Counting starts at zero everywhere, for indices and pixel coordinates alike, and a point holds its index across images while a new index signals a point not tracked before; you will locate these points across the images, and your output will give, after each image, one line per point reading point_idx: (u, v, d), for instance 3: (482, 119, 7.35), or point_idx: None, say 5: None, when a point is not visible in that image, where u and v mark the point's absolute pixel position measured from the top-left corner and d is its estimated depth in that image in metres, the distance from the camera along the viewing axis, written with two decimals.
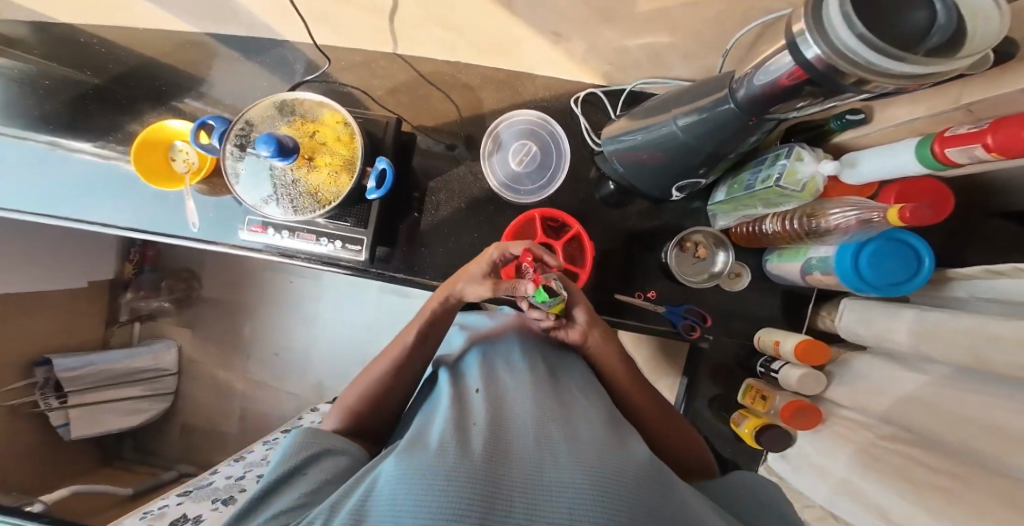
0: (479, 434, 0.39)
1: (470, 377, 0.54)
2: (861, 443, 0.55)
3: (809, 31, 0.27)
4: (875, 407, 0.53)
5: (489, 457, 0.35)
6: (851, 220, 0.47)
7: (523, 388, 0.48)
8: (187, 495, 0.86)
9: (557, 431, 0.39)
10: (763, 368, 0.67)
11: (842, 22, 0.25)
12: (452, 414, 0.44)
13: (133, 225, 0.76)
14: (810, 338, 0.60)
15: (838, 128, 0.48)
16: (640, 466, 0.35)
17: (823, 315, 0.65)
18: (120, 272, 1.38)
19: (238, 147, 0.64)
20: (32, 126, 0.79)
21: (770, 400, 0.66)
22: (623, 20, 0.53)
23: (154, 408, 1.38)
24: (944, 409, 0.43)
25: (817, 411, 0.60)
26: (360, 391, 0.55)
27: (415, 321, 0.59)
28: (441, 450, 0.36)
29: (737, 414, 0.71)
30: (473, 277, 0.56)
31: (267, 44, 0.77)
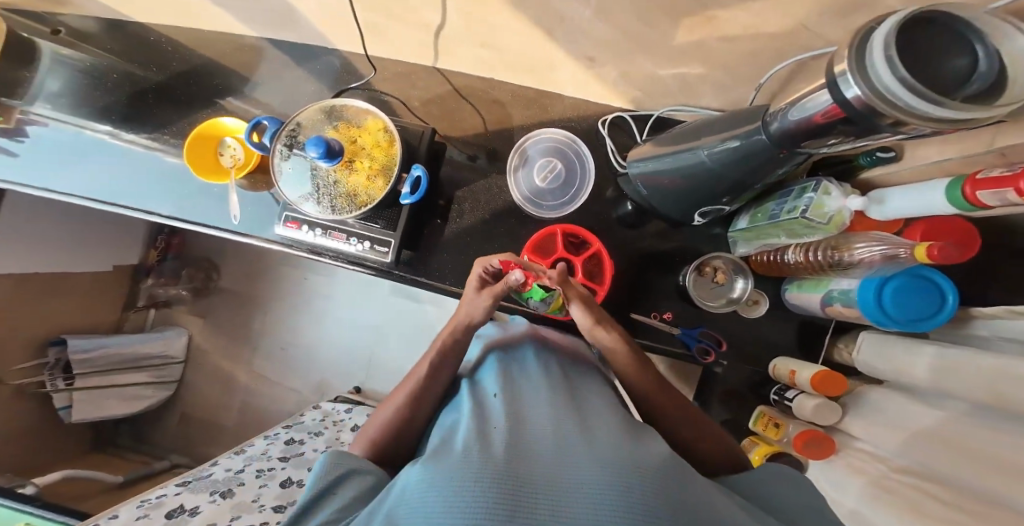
0: (501, 437, 0.39)
1: (487, 385, 0.54)
2: (874, 477, 0.54)
3: (853, 72, 0.29)
4: (892, 442, 0.53)
5: (512, 457, 0.36)
6: (877, 255, 0.49)
7: (544, 393, 0.48)
8: (186, 486, 0.83)
9: (578, 432, 0.40)
10: (777, 395, 0.68)
11: (884, 65, 0.26)
12: (473, 419, 0.45)
13: (172, 213, 0.80)
14: (826, 369, 0.60)
15: (867, 165, 0.51)
16: (660, 463, 0.35)
17: (840, 348, 0.65)
18: (144, 258, 1.42)
19: (287, 147, 0.68)
20: (92, 116, 0.85)
21: (783, 428, 0.65)
22: (660, 50, 0.55)
23: (156, 396, 1.38)
24: (964, 448, 0.43)
25: (830, 442, 0.59)
26: (385, 419, 0.55)
27: (430, 351, 0.60)
28: (464, 454, 0.37)
29: (748, 440, 0.71)
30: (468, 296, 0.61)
31: (314, 51, 0.80)
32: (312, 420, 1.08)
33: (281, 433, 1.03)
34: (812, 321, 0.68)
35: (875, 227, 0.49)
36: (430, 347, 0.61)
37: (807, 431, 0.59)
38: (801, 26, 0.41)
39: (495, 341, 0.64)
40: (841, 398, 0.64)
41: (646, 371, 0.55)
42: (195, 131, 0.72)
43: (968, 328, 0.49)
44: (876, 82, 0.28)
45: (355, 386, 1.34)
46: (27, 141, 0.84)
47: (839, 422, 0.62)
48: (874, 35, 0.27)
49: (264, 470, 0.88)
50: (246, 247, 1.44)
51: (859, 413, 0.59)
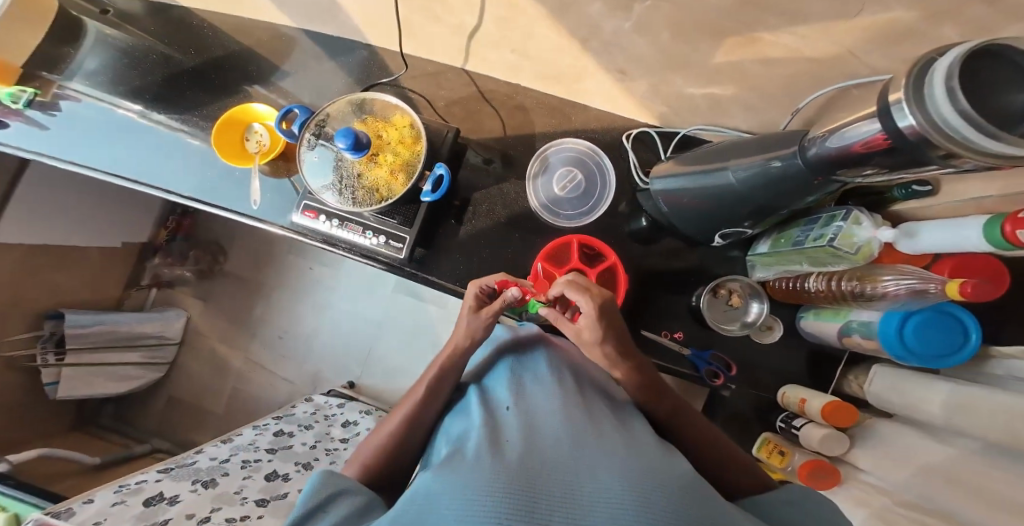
0: (514, 447, 0.39)
1: (498, 393, 0.53)
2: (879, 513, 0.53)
3: (909, 102, 0.30)
4: (898, 479, 0.52)
5: (526, 465, 0.35)
6: (904, 289, 0.49)
7: (558, 402, 0.47)
8: (167, 473, 0.80)
9: (592, 442, 0.39)
10: (784, 423, 0.66)
11: (944, 95, 0.26)
12: (483, 427, 0.44)
13: (192, 193, 0.79)
14: (837, 399, 0.59)
15: (901, 197, 0.53)
16: (676, 477, 0.35)
17: (849, 379, 0.64)
18: (153, 237, 1.42)
19: (315, 136, 0.69)
20: (126, 94, 0.85)
21: (789, 456, 0.64)
22: (695, 68, 0.55)
23: (145, 377, 1.36)
24: (972, 489, 0.42)
25: (836, 473, 0.58)
26: (379, 441, 0.54)
27: (436, 360, 0.60)
28: (477, 462, 0.36)
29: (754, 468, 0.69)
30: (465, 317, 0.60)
31: (347, 44, 0.81)
32: (303, 412, 1.05)
33: (270, 423, 1.00)
34: (825, 351, 0.67)
35: (901, 261, 0.50)
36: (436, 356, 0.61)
37: (813, 461, 0.57)
38: (849, 53, 0.42)
39: (502, 344, 0.63)
40: (848, 430, 0.63)
41: (649, 388, 0.53)
42: (223, 118, 0.73)
43: (985, 367, 0.48)
44: (934, 113, 0.28)
45: (349, 381, 1.32)
46: (58, 115, 0.84)
47: (845, 454, 0.61)
48: (939, 65, 0.27)
49: (250, 461, 0.86)
50: (255, 234, 1.43)
51: (865, 446, 0.58)
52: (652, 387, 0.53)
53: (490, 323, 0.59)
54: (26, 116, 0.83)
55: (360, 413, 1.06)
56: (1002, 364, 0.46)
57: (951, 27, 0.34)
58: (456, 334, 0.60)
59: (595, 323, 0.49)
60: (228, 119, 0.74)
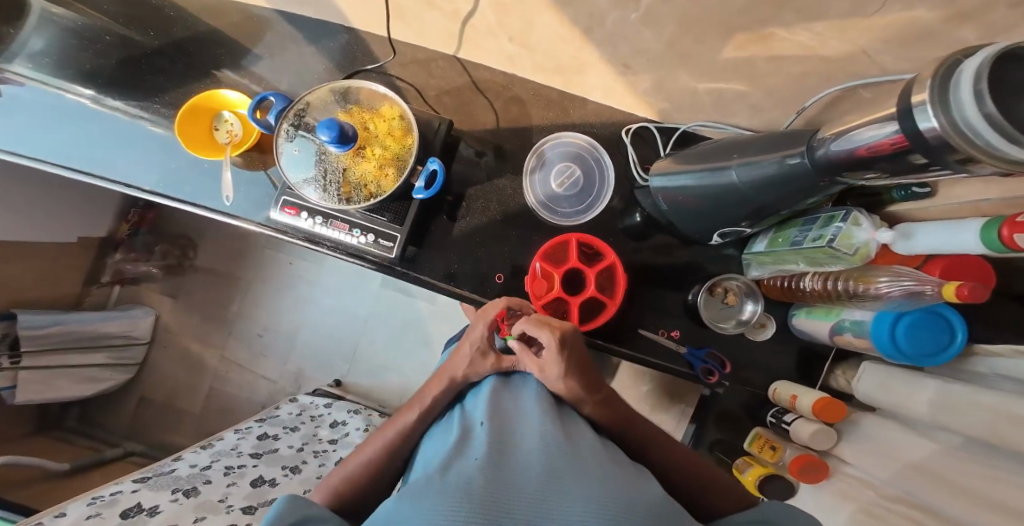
0: (483, 465, 0.38)
1: (476, 409, 0.51)
2: (865, 504, 0.55)
3: (933, 104, 0.30)
4: (882, 470, 0.54)
5: (494, 496, 0.34)
6: (900, 290, 0.49)
7: (535, 418, 0.46)
8: (145, 482, 0.76)
9: (565, 465, 0.38)
10: (774, 418, 0.67)
11: (971, 98, 0.26)
12: (455, 446, 0.43)
13: (155, 188, 0.73)
14: (827, 395, 0.60)
15: (899, 198, 0.54)
16: (650, 511, 0.34)
17: (837, 374, 0.67)
18: (113, 231, 1.33)
19: (293, 127, 0.63)
20: (76, 79, 0.78)
21: (780, 451, 0.65)
22: (701, 65, 0.54)
23: (113, 378, 1.29)
24: (951, 481, 0.45)
25: (825, 467, 0.60)
26: (352, 470, 0.54)
27: (437, 384, 0.58)
28: (441, 488, 0.35)
29: (742, 460, 0.69)
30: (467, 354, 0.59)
31: (329, 27, 0.75)
32: (288, 414, 1.02)
33: (253, 427, 0.96)
34: (814, 348, 0.69)
35: (897, 262, 0.51)
36: (433, 379, 0.60)
37: (804, 457, 0.59)
38: (862, 52, 0.42)
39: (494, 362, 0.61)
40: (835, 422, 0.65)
41: (619, 421, 0.54)
42: (189, 106, 0.66)
43: (967, 364, 0.49)
44: (957, 116, 0.28)
45: (335, 380, 1.28)
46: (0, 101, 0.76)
47: (833, 447, 0.63)
48: (967, 67, 0.27)
49: (235, 467, 0.82)
50: (228, 227, 1.36)
51: (851, 439, 0.60)
52: (621, 421, 0.54)
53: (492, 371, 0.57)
54: None
55: (348, 412, 1.03)
56: (986, 361, 0.48)
57: (970, 31, 0.34)
58: (451, 364, 0.59)
59: (555, 356, 0.51)
60: (195, 106, 0.67)
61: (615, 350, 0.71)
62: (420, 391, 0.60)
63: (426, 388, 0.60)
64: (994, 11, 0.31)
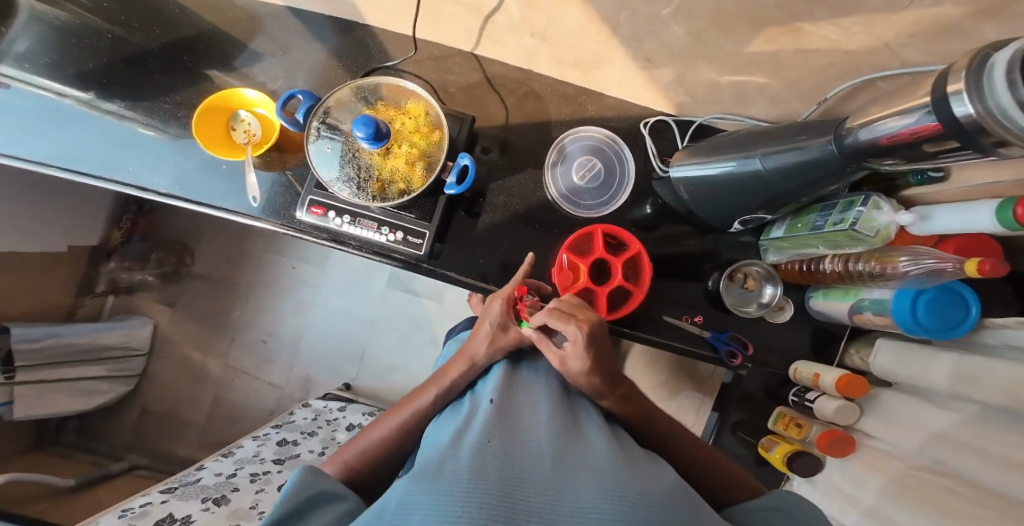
0: (494, 447, 0.37)
1: (485, 393, 0.51)
2: (896, 474, 0.58)
3: (968, 92, 0.31)
4: (906, 441, 0.57)
5: (509, 472, 0.34)
6: (923, 269, 0.52)
7: (545, 407, 0.46)
8: (172, 492, 0.75)
9: (578, 456, 0.38)
10: (797, 397, 0.71)
11: (1006, 86, 0.28)
12: (463, 429, 0.42)
13: (173, 190, 0.71)
14: (848, 373, 0.63)
15: (915, 182, 0.57)
16: (663, 494, 0.35)
17: (851, 353, 0.70)
18: (105, 239, 1.28)
19: (323, 126, 0.63)
20: (72, 80, 0.74)
21: (806, 428, 0.69)
22: (724, 58, 0.56)
23: (112, 391, 1.26)
24: (975, 446, 0.48)
25: (851, 442, 0.63)
26: (364, 447, 0.53)
27: (458, 366, 0.57)
28: (453, 469, 0.34)
29: (767, 439, 0.74)
30: (484, 334, 0.58)
31: (343, 24, 0.74)
32: (303, 419, 1.01)
33: (271, 433, 0.95)
34: (829, 329, 0.72)
35: (912, 242, 0.54)
36: (452, 362, 0.59)
37: (830, 433, 0.62)
38: (886, 45, 0.44)
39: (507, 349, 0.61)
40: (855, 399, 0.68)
41: (638, 413, 0.55)
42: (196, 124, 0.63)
43: (979, 337, 0.53)
44: (993, 104, 0.30)
45: (345, 383, 1.27)
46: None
47: (854, 422, 0.66)
48: (1000, 58, 0.29)
49: (260, 474, 0.82)
50: (224, 231, 1.33)
51: (872, 414, 0.63)
52: (637, 413, 0.54)
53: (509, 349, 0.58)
54: None
55: (364, 415, 1.03)
56: (997, 333, 0.50)
57: (991, 26, 0.36)
58: (473, 343, 0.59)
59: (581, 350, 0.49)
60: (200, 120, 0.64)
61: (639, 337, 0.74)
62: (437, 374, 0.59)
63: (444, 371, 0.58)
64: (1018, 6, 0.33)
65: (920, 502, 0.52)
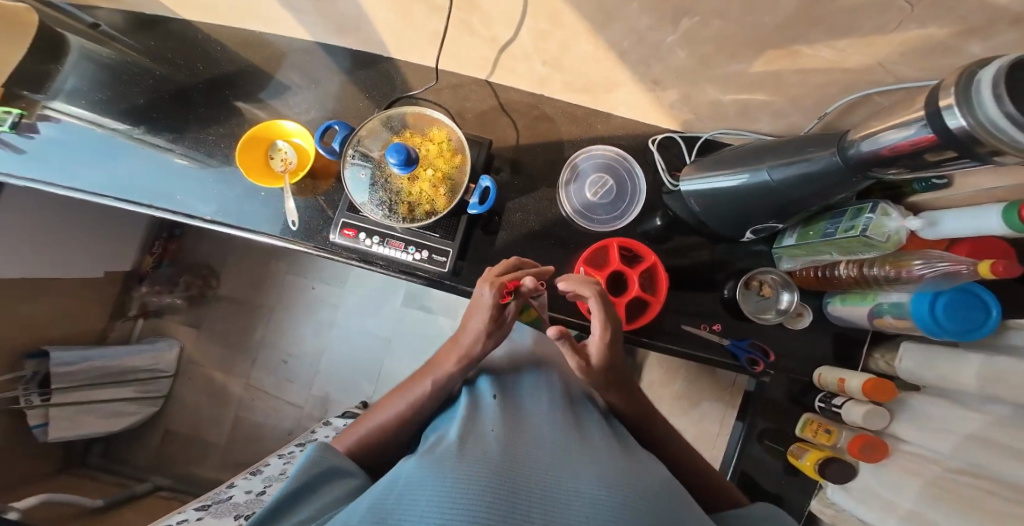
0: (495, 439, 0.42)
1: (487, 392, 0.53)
2: (932, 477, 0.57)
3: (958, 107, 0.34)
4: (939, 444, 0.57)
5: (511, 467, 0.37)
6: (937, 272, 0.55)
7: (546, 408, 0.50)
8: (206, 510, 0.78)
9: (575, 453, 0.41)
10: (823, 403, 0.73)
11: (992, 100, 0.31)
12: (468, 426, 0.45)
13: (217, 216, 0.75)
14: (874, 377, 0.65)
15: (919, 189, 0.59)
16: (657, 487, 0.38)
17: (876, 358, 0.72)
18: (138, 264, 1.34)
19: (358, 153, 0.67)
20: (117, 116, 0.80)
21: (835, 434, 0.70)
22: (728, 79, 0.59)
23: (139, 412, 1.29)
24: (1010, 446, 0.48)
25: (883, 446, 0.63)
26: (367, 430, 0.54)
27: (452, 363, 0.56)
28: (458, 454, 0.38)
29: (797, 446, 0.76)
30: (477, 330, 0.55)
31: (367, 58, 0.79)
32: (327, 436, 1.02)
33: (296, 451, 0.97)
34: (848, 334, 0.75)
35: (925, 246, 0.56)
36: (445, 355, 0.58)
37: (862, 437, 0.63)
38: (879, 64, 0.47)
39: (522, 357, 0.62)
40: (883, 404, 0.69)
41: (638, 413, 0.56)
42: (241, 163, 0.69)
43: (1004, 338, 0.53)
44: (983, 116, 0.33)
45: (363, 401, 1.28)
46: (38, 138, 0.78)
47: (887, 427, 0.66)
48: (986, 74, 0.32)
49: None
50: (248, 254, 1.38)
51: (902, 419, 0.64)
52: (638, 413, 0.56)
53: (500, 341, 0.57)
54: (5, 139, 0.77)
55: None
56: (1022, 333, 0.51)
57: (977, 43, 0.39)
58: (466, 337, 0.56)
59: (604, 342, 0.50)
60: (241, 162, 0.69)
61: (658, 345, 0.77)
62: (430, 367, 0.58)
63: (435, 365, 0.58)
64: (1000, 25, 0.36)
65: (957, 505, 0.52)
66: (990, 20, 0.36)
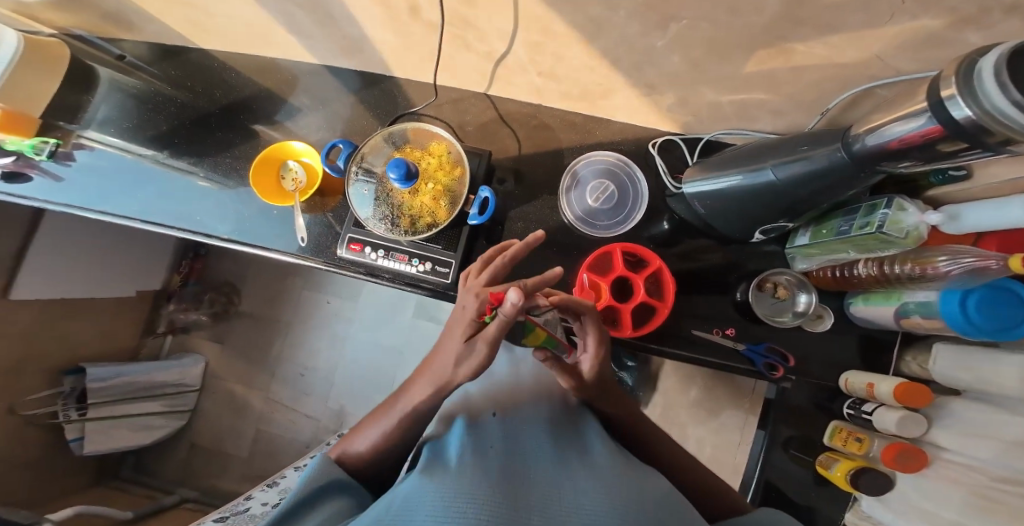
0: (492, 463, 0.43)
1: (481, 419, 0.55)
2: (974, 486, 0.53)
3: (962, 97, 0.33)
4: (981, 453, 0.53)
5: (510, 493, 0.39)
6: (963, 268, 0.50)
7: (542, 437, 0.51)
8: (224, 521, 0.81)
9: (575, 476, 0.42)
10: (852, 410, 0.69)
11: (996, 89, 0.29)
12: (466, 449, 0.46)
13: (232, 234, 0.79)
14: (905, 381, 0.61)
15: (937, 182, 0.57)
16: (655, 497, 0.40)
17: (908, 361, 0.68)
18: (166, 283, 1.41)
19: (361, 170, 0.69)
20: (142, 143, 0.85)
21: (867, 443, 0.65)
22: (723, 81, 0.59)
23: (167, 426, 1.33)
24: None
25: (920, 454, 0.59)
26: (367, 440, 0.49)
27: (422, 389, 0.46)
28: (458, 471, 0.41)
29: (826, 456, 0.71)
30: (451, 350, 0.43)
31: (372, 78, 0.82)
32: None
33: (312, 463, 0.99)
34: (873, 336, 0.72)
35: (949, 242, 0.53)
36: (418, 376, 0.47)
37: (896, 444, 0.59)
38: (876, 58, 0.46)
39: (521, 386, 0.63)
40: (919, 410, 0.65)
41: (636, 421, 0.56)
42: (255, 184, 0.72)
43: None
44: (989, 104, 0.31)
45: None
46: (73, 165, 0.83)
47: (923, 434, 0.62)
48: (988, 62, 0.31)
49: None
50: (266, 271, 1.43)
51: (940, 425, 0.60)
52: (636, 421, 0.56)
53: (476, 371, 0.43)
54: (43, 168, 0.83)
55: None
56: None
57: (973, 32, 0.38)
58: (438, 359, 0.45)
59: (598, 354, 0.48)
60: (259, 192, 0.73)
61: (669, 352, 0.75)
62: (404, 389, 0.49)
63: (407, 389, 0.48)
64: (994, 14, 0.35)
65: (1005, 519, 0.48)
66: (982, 9, 0.35)
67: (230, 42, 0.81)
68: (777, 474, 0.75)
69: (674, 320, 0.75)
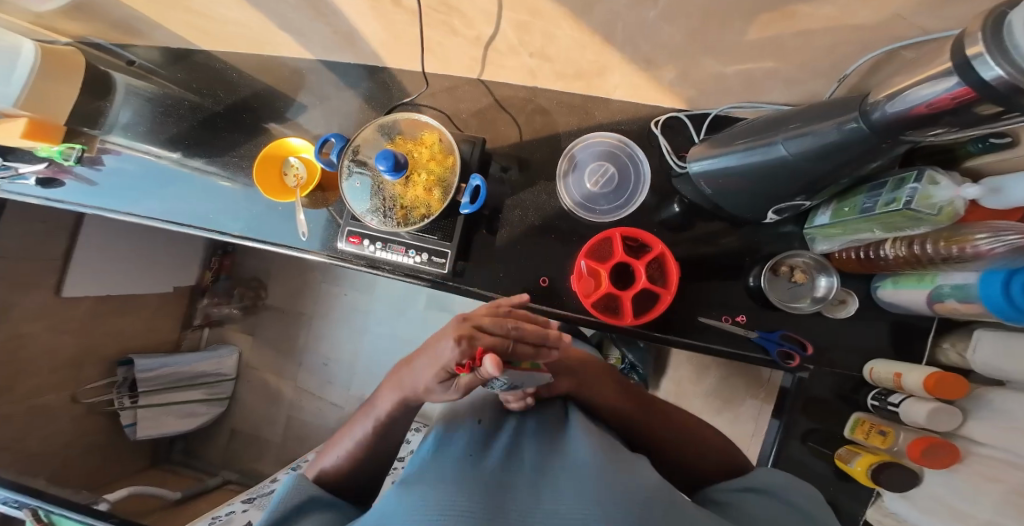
0: (473, 464, 0.44)
1: (466, 418, 0.55)
2: (1017, 484, 0.47)
3: (991, 54, 0.28)
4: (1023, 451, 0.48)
5: (491, 495, 0.39)
6: (1004, 246, 0.44)
7: (526, 435, 0.52)
8: (251, 503, 0.89)
9: (558, 474, 0.43)
10: (877, 401, 0.64)
11: None
12: (448, 454, 0.47)
13: (244, 232, 0.82)
14: (938, 371, 0.56)
15: (978, 151, 0.50)
16: (641, 482, 0.40)
17: (945, 348, 0.62)
18: (199, 280, 1.47)
19: (352, 163, 0.71)
20: (160, 145, 0.90)
21: (892, 436, 0.61)
22: (725, 51, 0.54)
23: (209, 413, 1.43)
24: None
25: (954, 450, 0.54)
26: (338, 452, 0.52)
27: (387, 398, 0.48)
28: (438, 476, 0.42)
29: (845, 450, 0.66)
30: (420, 379, 0.43)
31: (369, 71, 0.82)
32: None
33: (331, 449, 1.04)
34: (902, 321, 0.66)
35: (991, 218, 0.46)
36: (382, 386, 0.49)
37: (924, 438, 0.54)
38: (898, 17, 0.40)
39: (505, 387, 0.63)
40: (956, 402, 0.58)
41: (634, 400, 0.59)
42: (258, 181, 0.74)
43: None
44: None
45: None
46: (102, 170, 0.89)
47: (958, 428, 0.56)
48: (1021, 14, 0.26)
49: None
50: (288, 266, 1.49)
51: (979, 419, 0.54)
52: (634, 398, 0.60)
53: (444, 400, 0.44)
54: (76, 172, 0.90)
55: None
56: None
57: None
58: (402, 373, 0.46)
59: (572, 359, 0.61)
60: (262, 191, 0.75)
61: (673, 341, 0.72)
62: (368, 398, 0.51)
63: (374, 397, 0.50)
64: None
65: None
66: None
67: (231, 44, 0.84)
68: (795, 469, 0.70)
69: (680, 307, 0.72)
